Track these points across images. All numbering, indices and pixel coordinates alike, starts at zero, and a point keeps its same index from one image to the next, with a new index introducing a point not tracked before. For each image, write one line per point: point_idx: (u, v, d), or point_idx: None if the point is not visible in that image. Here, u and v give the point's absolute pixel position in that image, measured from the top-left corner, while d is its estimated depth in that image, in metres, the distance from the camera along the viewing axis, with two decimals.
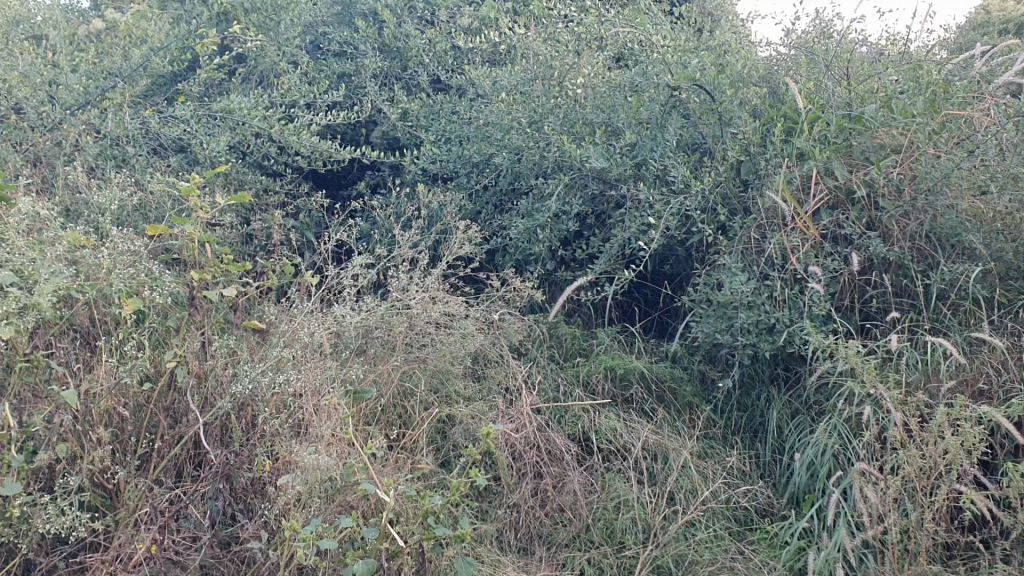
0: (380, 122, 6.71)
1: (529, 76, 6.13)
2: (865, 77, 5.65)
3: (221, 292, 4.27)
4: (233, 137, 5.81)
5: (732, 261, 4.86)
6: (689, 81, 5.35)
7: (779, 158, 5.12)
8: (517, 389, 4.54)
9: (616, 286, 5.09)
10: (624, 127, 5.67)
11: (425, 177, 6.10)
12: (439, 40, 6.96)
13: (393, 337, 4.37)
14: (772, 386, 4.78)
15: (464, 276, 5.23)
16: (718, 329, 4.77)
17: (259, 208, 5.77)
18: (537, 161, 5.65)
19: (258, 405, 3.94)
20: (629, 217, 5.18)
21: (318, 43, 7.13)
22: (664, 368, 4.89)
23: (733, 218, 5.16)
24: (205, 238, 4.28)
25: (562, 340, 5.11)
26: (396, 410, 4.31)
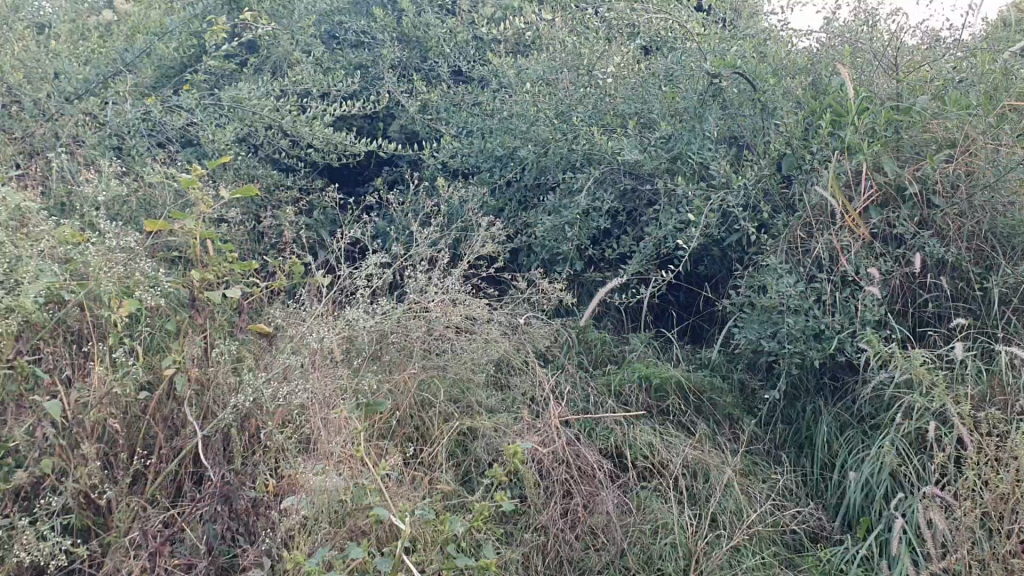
0: (398, 115, 6.40)
1: (556, 67, 5.78)
2: (917, 66, 5.29)
3: (224, 292, 3.96)
4: (242, 128, 5.49)
5: (777, 262, 4.51)
6: (730, 69, 4.99)
7: (826, 151, 4.79)
8: (546, 400, 4.20)
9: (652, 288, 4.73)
10: (658, 120, 5.32)
11: (445, 172, 5.76)
12: (461, 29, 6.62)
13: (410, 342, 4.03)
14: (820, 397, 4.43)
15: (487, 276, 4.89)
16: (761, 335, 4.42)
17: (269, 204, 5.45)
18: (565, 155, 5.31)
19: (262, 417, 3.62)
20: (664, 215, 4.84)
21: (334, 32, 6.81)
22: (702, 377, 4.55)
23: (777, 215, 4.80)
24: (204, 233, 3.98)
25: (592, 346, 4.74)
26: (413, 422, 3.94)
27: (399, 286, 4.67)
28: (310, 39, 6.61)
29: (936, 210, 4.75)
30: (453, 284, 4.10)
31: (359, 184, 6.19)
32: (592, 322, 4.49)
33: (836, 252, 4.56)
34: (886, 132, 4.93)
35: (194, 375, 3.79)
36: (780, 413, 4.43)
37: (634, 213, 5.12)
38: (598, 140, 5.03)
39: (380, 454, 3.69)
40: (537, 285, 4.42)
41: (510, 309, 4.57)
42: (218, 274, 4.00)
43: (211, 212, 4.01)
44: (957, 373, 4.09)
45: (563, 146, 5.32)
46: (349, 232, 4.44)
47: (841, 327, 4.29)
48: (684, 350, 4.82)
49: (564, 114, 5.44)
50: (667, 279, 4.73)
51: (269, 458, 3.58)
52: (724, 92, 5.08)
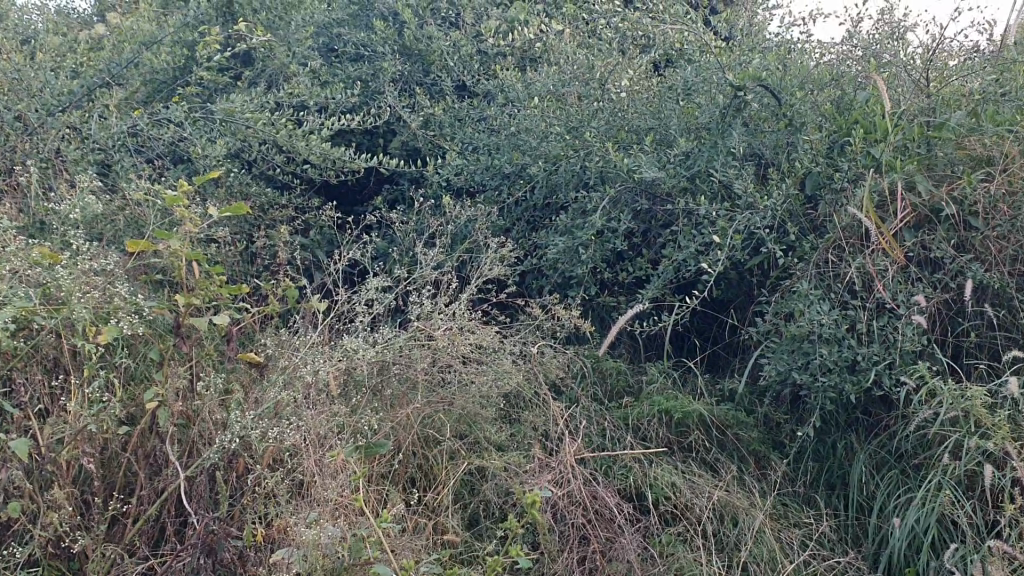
0: (399, 130, 6.12)
1: (566, 79, 5.48)
2: (949, 79, 5.00)
3: (212, 318, 3.65)
4: (235, 143, 5.19)
5: (807, 287, 4.21)
6: (755, 82, 4.70)
7: (857, 170, 4.50)
8: (559, 437, 3.87)
9: (674, 315, 4.40)
10: (676, 136, 5.03)
11: (449, 190, 5.47)
12: (465, 42, 6.34)
13: (412, 373, 3.67)
14: (854, 434, 4.12)
15: (495, 302, 4.59)
16: (791, 366, 4.12)
17: (263, 223, 5.16)
18: (577, 172, 5.02)
19: (250, 457, 3.31)
20: (684, 237, 4.54)
21: (332, 45, 6.52)
22: (727, 410, 4.24)
23: (804, 237, 4.51)
24: (193, 254, 3.70)
25: (607, 376, 4.45)
26: (415, 461, 3.66)
27: (400, 311, 4.37)
28: (308, 52, 6.32)
29: (975, 232, 4.43)
30: (460, 310, 3.75)
31: (357, 202, 5.90)
32: (610, 351, 4.18)
33: (870, 277, 4.26)
34: (919, 149, 4.65)
35: (177, 409, 3.48)
36: (811, 450, 4.13)
37: (651, 234, 4.81)
38: (614, 156, 4.74)
39: (382, 499, 3.43)
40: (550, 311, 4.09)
41: (519, 337, 4.25)
42: (207, 298, 3.72)
43: (199, 231, 3.72)
44: (1006, 410, 3.78)
45: (575, 163, 5.02)
46: (347, 254, 4.12)
47: (878, 358, 3.99)
48: (705, 381, 4.52)
49: (577, 129, 5.15)
50: (689, 306, 4.41)
51: (258, 502, 3.26)
52: (747, 106, 4.80)
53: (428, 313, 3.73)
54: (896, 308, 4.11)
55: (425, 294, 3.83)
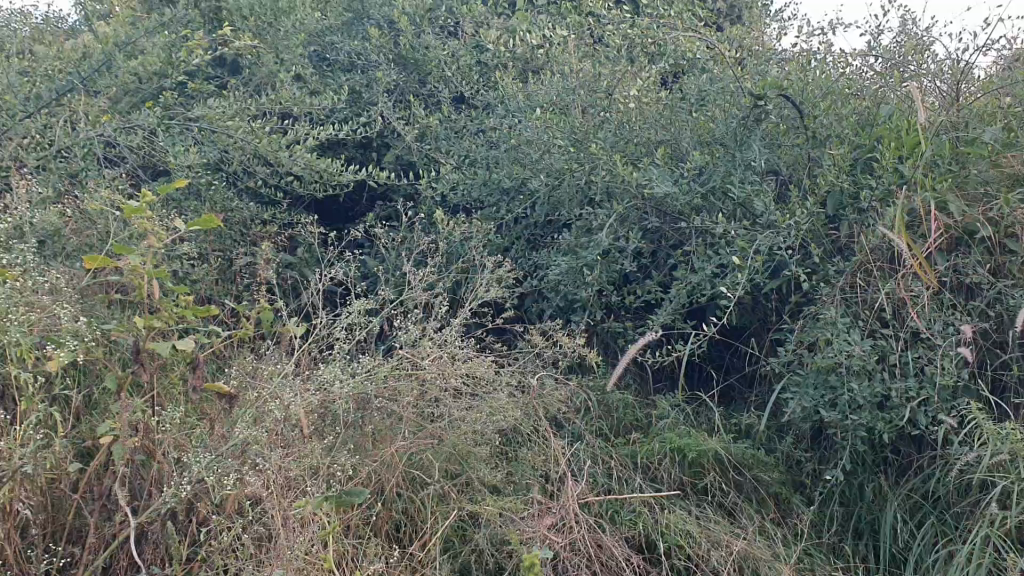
0: (392, 143, 5.78)
1: (570, 89, 5.13)
2: (982, 91, 4.65)
3: (174, 343, 3.28)
4: (213, 152, 4.83)
5: (834, 315, 3.84)
6: (777, 91, 4.34)
7: (887, 187, 4.14)
8: (561, 478, 3.49)
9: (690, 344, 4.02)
10: (688, 151, 4.68)
11: (443, 207, 5.12)
12: (463, 52, 6.00)
13: (399, 408, 3.30)
14: (885, 477, 3.74)
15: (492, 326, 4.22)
16: (817, 401, 3.75)
17: (244, 239, 4.81)
18: (582, 188, 4.66)
19: (212, 503, 2.95)
20: (696, 258, 4.17)
21: (325, 53, 6.19)
22: (744, 448, 3.87)
23: (828, 261, 4.15)
24: (152, 272, 3.31)
25: (613, 410, 4.08)
26: (401, 506, 3.29)
27: (387, 337, 4.00)
28: (298, 60, 5.99)
29: (1015, 256, 4.06)
30: (451, 337, 3.37)
31: (348, 220, 5.58)
32: (617, 384, 3.80)
33: (902, 304, 3.90)
34: (951, 166, 4.30)
35: (133, 444, 3.11)
36: (839, 495, 3.74)
37: (661, 255, 4.44)
38: (622, 171, 4.38)
39: (361, 551, 3.05)
40: (551, 339, 3.72)
41: (517, 365, 3.87)
42: (168, 322, 3.31)
43: (161, 247, 3.33)
44: None
45: (580, 177, 4.67)
46: (329, 273, 3.75)
47: (914, 393, 3.61)
48: (720, 416, 4.14)
49: (582, 141, 4.80)
50: (704, 334, 4.03)
51: (219, 552, 2.89)
52: (767, 117, 4.44)
53: (416, 339, 3.35)
54: (932, 338, 3.74)
55: (413, 319, 3.46)
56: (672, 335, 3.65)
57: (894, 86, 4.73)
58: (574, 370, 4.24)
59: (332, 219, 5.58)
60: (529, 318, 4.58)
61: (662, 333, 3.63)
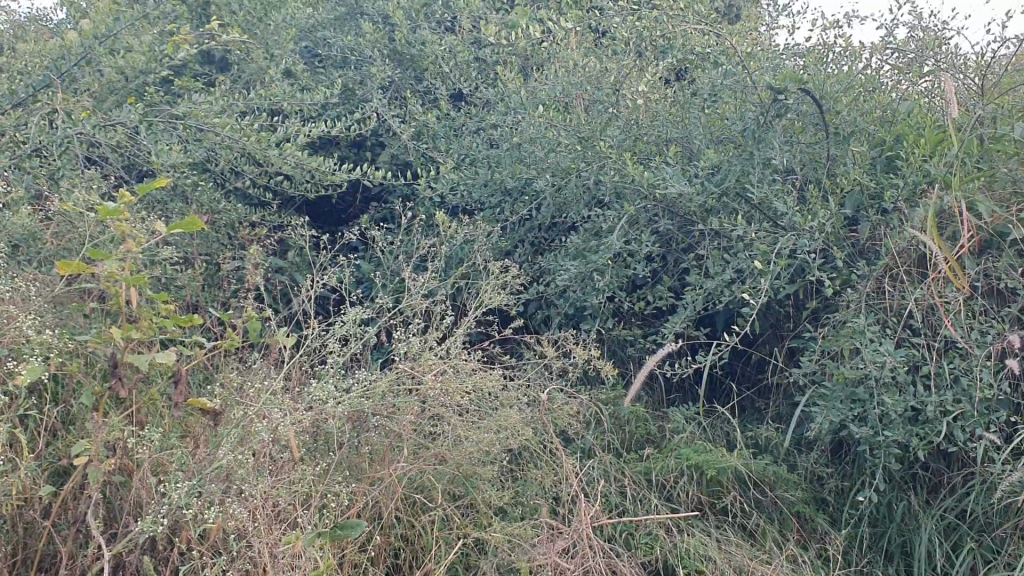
0: (387, 142, 5.54)
1: (574, 85, 4.88)
2: (1009, 86, 4.42)
3: (154, 356, 3.02)
4: (198, 151, 4.57)
5: (862, 323, 3.60)
6: (798, 85, 4.09)
7: (915, 186, 3.90)
8: (573, 499, 3.23)
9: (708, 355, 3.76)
10: (699, 148, 4.44)
11: (442, 208, 4.88)
12: (460, 47, 5.75)
13: (397, 426, 3.02)
14: (917, 496, 3.50)
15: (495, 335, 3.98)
16: (844, 414, 3.50)
17: (233, 243, 4.60)
18: (588, 188, 4.42)
19: (194, 533, 2.70)
20: (711, 262, 3.93)
21: (318, 49, 5.94)
22: (765, 464, 3.62)
23: (852, 264, 3.91)
24: (131, 279, 3.08)
25: (625, 423, 3.83)
26: (402, 533, 3.04)
27: (383, 347, 3.76)
28: (290, 56, 5.74)
29: None
30: (454, 349, 3.12)
31: (342, 222, 5.37)
32: (632, 400, 3.53)
33: (933, 311, 3.66)
34: (981, 164, 4.07)
35: (110, 465, 2.86)
36: (872, 515, 3.48)
37: (672, 258, 4.19)
38: (632, 169, 4.14)
39: None
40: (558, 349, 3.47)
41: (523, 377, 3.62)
42: (149, 332, 3.08)
43: (140, 251, 3.10)
44: None
45: (586, 177, 4.43)
46: (321, 279, 3.48)
47: (949, 407, 3.37)
48: (738, 429, 3.89)
49: (588, 139, 4.55)
50: (723, 344, 3.78)
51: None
52: (788, 110, 4.17)
53: (415, 350, 3.09)
54: (967, 348, 3.50)
55: (412, 329, 3.18)
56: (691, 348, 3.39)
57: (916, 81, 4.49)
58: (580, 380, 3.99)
59: (320, 219, 5.38)
60: (533, 325, 4.33)
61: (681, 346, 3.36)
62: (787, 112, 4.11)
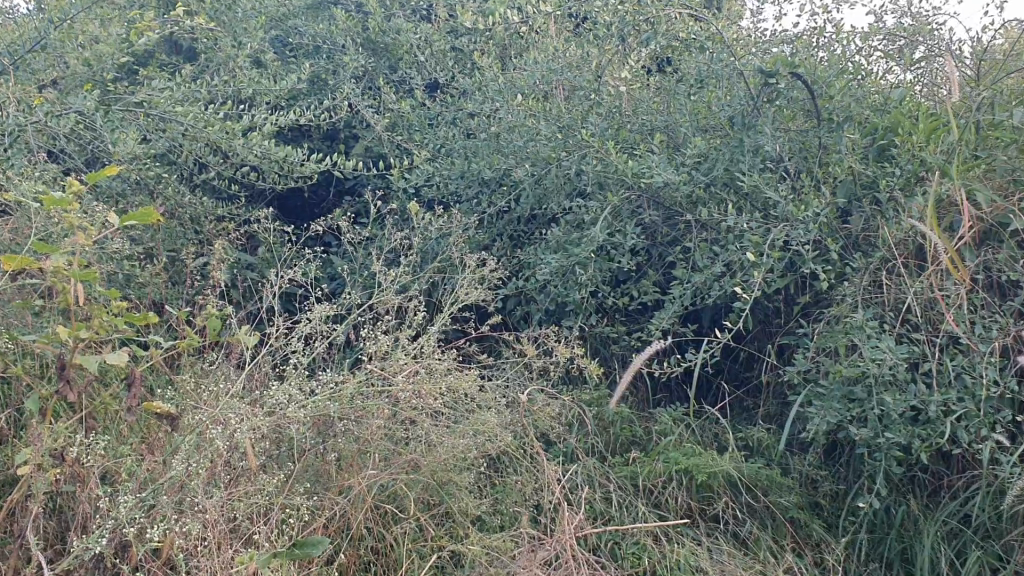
0: (361, 135, 5.32)
1: (554, 72, 4.68)
2: (1008, 71, 4.24)
3: (105, 357, 2.81)
4: (161, 142, 4.37)
5: (859, 318, 3.42)
6: (789, 69, 3.91)
7: (912, 174, 3.72)
8: (556, 507, 3.02)
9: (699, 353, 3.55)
10: (685, 137, 4.25)
11: (417, 201, 4.67)
12: (436, 36, 5.54)
13: (366, 430, 2.81)
14: (917, 500, 3.32)
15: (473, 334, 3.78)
16: (841, 414, 3.32)
17: (203, 237, 4.44)
18: (570, 178, 4.22)
19: (144, 550, 2.48)
20: (699, 255, 3.74)
21: (289, 37, 5.72)
22: (758, 468, 3.43)
23: (847, 257, 3.72)
24: (79, 274, 2.85)
25: (610, 425, 3.64)
26: (372, 546, 2.83)
27: (354, 346, 3.55)
28: (260, 44, 5.52)
29: None
30: (427, 348, 2.91)
31: (313, 216, 5.22)
32: (618, 401, 3.34)
33: (933, 305, 3.48)
34: (980, 152, 3.89)
35: (55, 476, 2.63)
36: (871, 521, 3.30)
37: (658, 250, 4.00)
38: (616, 158, 3.94)
39: None
40: (539, 347, 3.27)
41: (501, 377, 3.42)
42: (100, 331, 2.86)
43: (89, 244, 2.88)
44: None
45: (568, 167, 4.23)
46: (287, 274, 3.27)
47: (952, 406, 3.18)
48: (728, 431, 3.70)
49: (569, 127, 4.36)
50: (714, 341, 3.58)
51: None
52: (779, 96, 3.99)
53: (385, 349, 2.88)
54: (970, 343, 3.31)
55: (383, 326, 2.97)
56: (682, 346, 3.19)
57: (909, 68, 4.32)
58: (562, 380, 3.79)
59: (290, 213, 5.19)
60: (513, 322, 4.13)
61: (671, 344, 3.16)
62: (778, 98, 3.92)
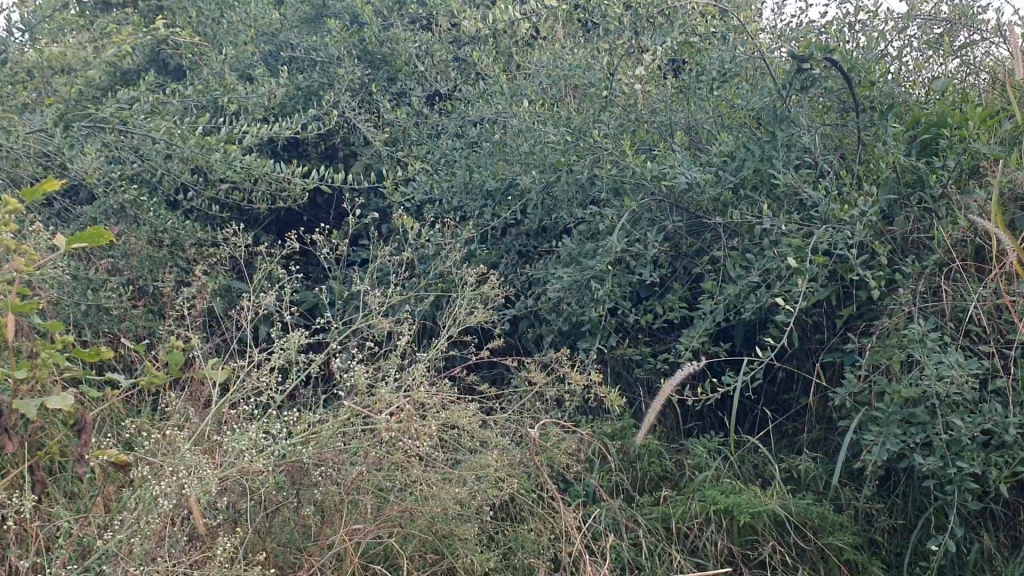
0: (358, 150, 4.93)
1: (562, 74, 4.28)
2: None
3: (49, 402, 2.44)
4: (137, 163, 4.06)
5: (917, 331, 2.99)
6: (824, 53, 3.38)
7: (969, 165, 3.28)
8: (576, 559, 2.61)
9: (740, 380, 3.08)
10: (710, 137, 3.83)
11: (417, 218, 4.28)
12: (436, 44, 5.15)
13: (348, 480, 2.40)
14: (992, 538, 2.89)
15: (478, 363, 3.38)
16: (903, 440, 2.89)
17: (182, 265, 4.07)
18: (583, 185, 3.81)
19: None
20: (730, 265, 3.32)
21: (280, 50, 5.31)
22: (807, 504, 3.01)
23: (899, 261, 3.30)
24: (16, 304, 2.47)
25: (636, 459, 3.23)
26: None
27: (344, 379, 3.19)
28: (249, 57, 5.12)
29: None
30: (419, 378, 2.51)
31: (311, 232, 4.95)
32: (644, 435, 2.92)
33: (1003, 311, 3.04)
34: None
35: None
36: (945, 564, 2.86)
37: (683, 261, 3.58)
38: (633, 161, 3.53)
39: None
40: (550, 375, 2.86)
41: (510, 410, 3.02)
42: (43, 369, 2.47)
43: (30, 269, 2.49)
44: None
45: (580, 173, 3.82)
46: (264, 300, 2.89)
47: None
48: (769, 462, 3.28)
49: (581, 131, 3.95)
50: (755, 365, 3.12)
51: None
52: (815, 84, 3.45)
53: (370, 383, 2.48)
54: None
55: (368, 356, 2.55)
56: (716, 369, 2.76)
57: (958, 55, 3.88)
58: (580, 409, 3.39)
59: (284, 229, 4.82)
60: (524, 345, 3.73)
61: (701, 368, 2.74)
62: (815, 87, 3.45)
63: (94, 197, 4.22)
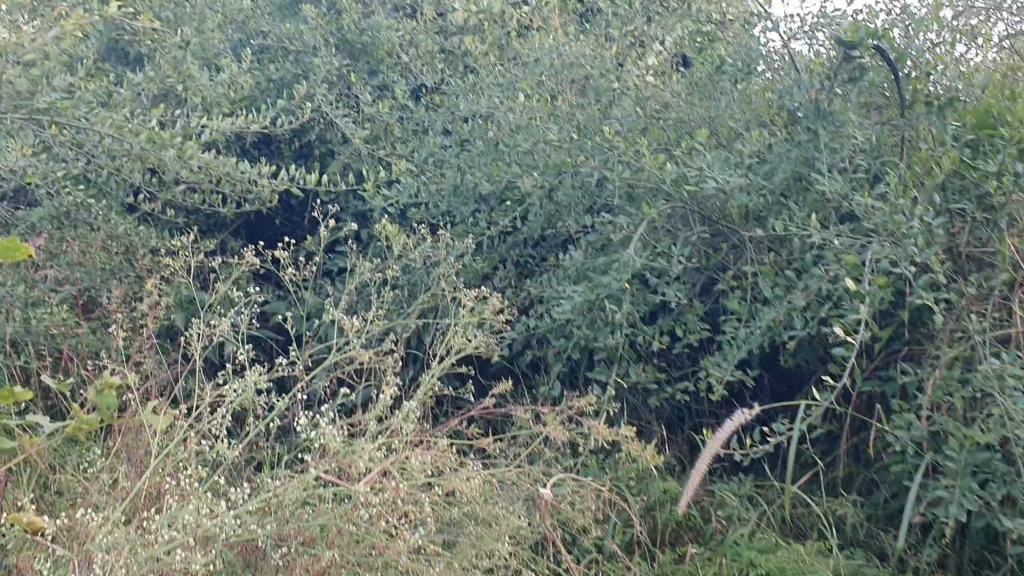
0: (336, 149, 4.46)
1: (563, 65, 3.83)
2: None
3: None
4: (84, 162, 3.58)
5: (991, 364, 2.55)
6: (874, 39, 2.93)
7: None
8: None
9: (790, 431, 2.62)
10: (732, 137, 3.39)
11: (401, 225, 3.83)
12: (421, 35, 4.68)
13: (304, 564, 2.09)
14: None
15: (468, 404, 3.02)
16: (976, 494, 2.47)
17: (135, 276, 3.61)
18: (590, 189, 3.36)
19: None
20: (765, 283, 2.89)
21: (250, 37, 4.82)
22: (857, 564, 2.58)
23: (959, 278, 2.85)
24: None
25: (656, 507, 2.78)
26: None
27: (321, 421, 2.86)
28: (215, 45, 4.64)
29: None
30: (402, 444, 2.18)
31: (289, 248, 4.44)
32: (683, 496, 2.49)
33: None
34: None
35: None
36: None
37: (706, 275, 3.15)
38: (650, 162, 3.07)
39: None
40: (553, 420, 2.46)
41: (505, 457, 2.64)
42: None
43: None
44: None
45: (586, 175, 3.36)
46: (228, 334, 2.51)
47: None
48: (807, 510, 2.86)
49: (587, 128, 3.50)
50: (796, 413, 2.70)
51: None
52: (863, 74, 3.00)
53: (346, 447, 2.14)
54: None
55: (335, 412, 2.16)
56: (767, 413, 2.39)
57: (1012, 53, 3.44)
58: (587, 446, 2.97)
59: (252, 236, 4.37)
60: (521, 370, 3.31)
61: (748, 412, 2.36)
62: (863, 79, 3.00)
63: (37, 200, 3.74)
